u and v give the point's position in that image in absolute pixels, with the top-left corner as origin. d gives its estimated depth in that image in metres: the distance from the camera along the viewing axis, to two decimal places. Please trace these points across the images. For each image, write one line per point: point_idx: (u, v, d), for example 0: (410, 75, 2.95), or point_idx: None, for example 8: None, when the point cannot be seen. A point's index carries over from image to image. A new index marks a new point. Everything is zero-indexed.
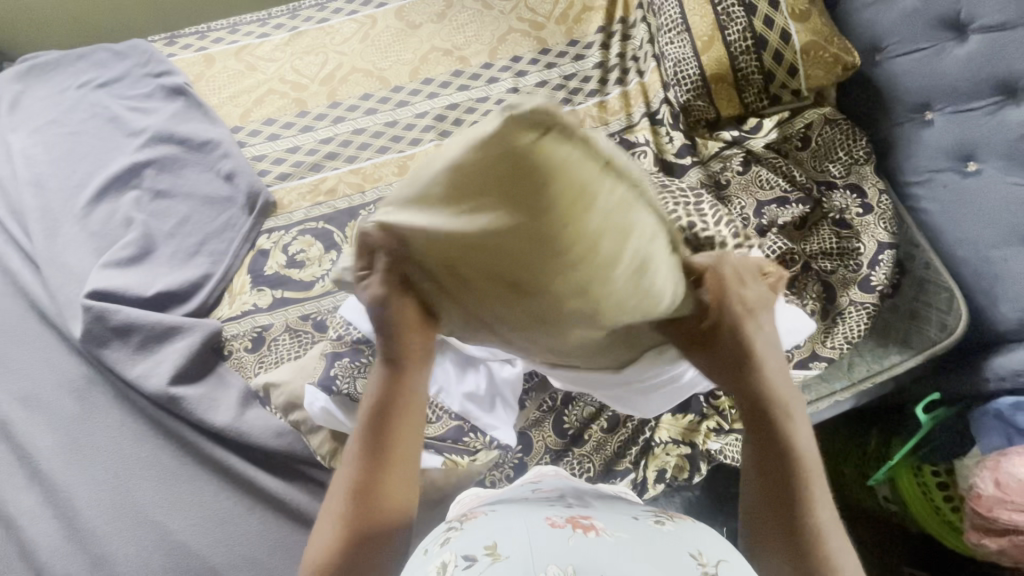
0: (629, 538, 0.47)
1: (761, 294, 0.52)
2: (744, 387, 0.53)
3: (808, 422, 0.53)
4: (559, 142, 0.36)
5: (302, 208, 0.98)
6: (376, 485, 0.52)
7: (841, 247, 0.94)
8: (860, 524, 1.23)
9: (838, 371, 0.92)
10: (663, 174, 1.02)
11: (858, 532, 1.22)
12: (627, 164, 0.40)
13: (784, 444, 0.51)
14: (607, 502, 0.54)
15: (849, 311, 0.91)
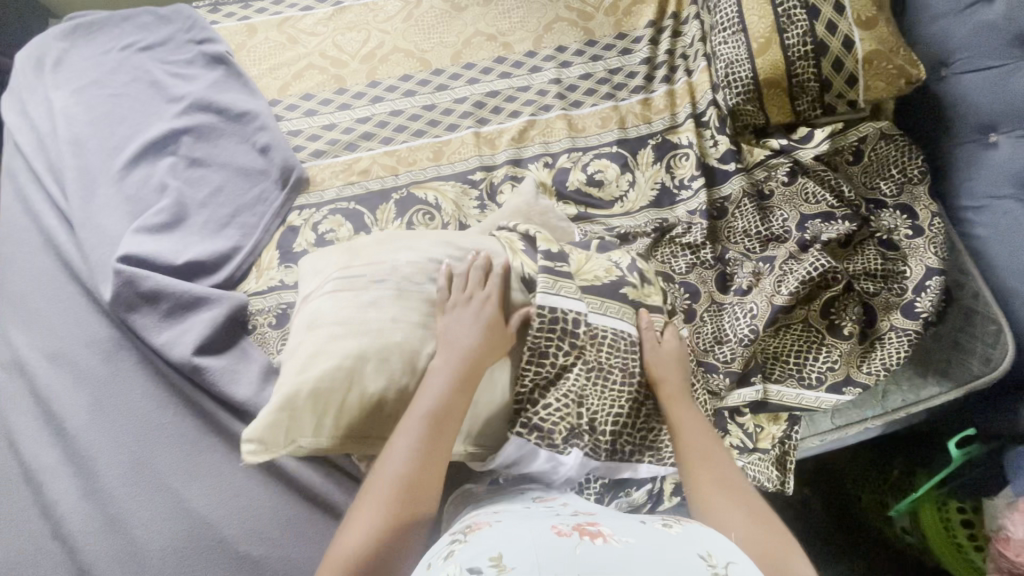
0: (638, 541, 0.50)
1: (676, 351, 0.76)
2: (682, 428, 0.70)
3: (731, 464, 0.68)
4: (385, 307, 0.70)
5: (334, 187, 0.97)
6: (438, 450, 0.62)
7: (886, 269, 0.90)
8: (873, 551, 1.20)
9: (871, 399, 0.89)
10: (704, 179, 0.99)
11: (870, 559, 1.19)
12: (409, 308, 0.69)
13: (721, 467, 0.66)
14: (607, 514, 0.57)
15: (889, 336, 0.87)
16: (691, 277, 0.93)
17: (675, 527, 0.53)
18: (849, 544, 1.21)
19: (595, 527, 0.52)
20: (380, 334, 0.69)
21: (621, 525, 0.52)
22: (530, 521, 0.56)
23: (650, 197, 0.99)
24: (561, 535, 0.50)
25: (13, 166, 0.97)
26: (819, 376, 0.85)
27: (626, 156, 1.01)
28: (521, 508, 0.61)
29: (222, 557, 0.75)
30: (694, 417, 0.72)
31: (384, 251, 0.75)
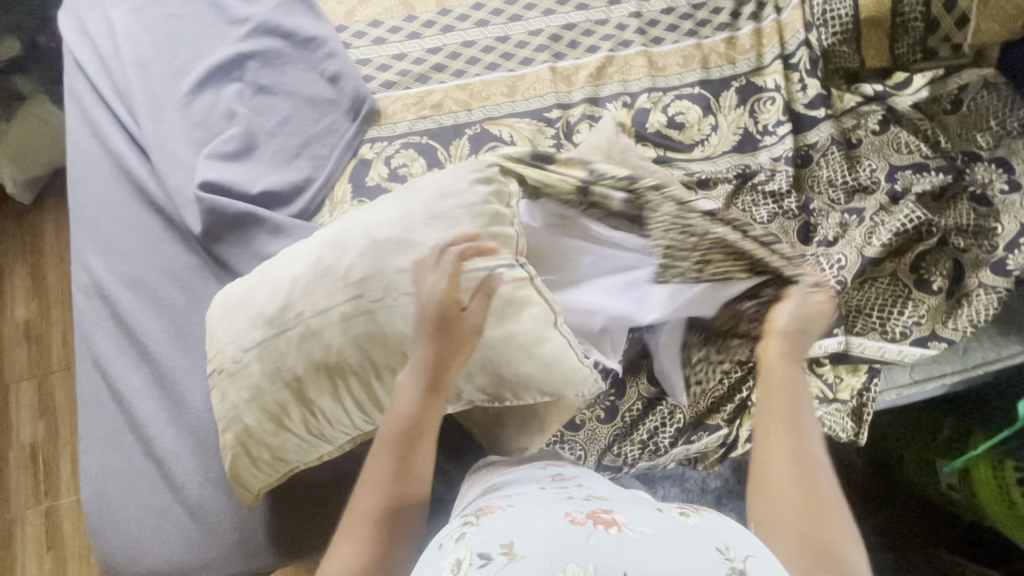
0: (655, 531, 0.46)
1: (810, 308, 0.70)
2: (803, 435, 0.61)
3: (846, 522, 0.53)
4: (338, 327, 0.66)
5: (406, 120, 0.94)
6: (409, 466, 0.58)
7: (977, 224, 0.87)
8: (912, 506, 1.23)
9: (953, 355, 0.88)
10: (791, 125, 0.95)
11: (908, 513, 1.23)
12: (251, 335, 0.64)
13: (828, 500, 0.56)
14: (623, 502, 0.54)
15: (977, 294, 0.85)
16: (773, 227, 0.91)
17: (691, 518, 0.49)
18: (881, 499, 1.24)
19: (610, 516, 0.49)
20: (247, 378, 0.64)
21: (635, 513, 0.48)
22: (547, 503, 0.53)
23: (732, 142, 0.95)
24: (573, 522, 0.47)
25: (76, 88, 0.94)
26: (903, 331, 0.84)
27: (708, 98, 0.96)
28: (537, 485, 0.58)
29: (316, 478, 0.78)
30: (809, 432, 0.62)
31: (226, 318, 0.66)
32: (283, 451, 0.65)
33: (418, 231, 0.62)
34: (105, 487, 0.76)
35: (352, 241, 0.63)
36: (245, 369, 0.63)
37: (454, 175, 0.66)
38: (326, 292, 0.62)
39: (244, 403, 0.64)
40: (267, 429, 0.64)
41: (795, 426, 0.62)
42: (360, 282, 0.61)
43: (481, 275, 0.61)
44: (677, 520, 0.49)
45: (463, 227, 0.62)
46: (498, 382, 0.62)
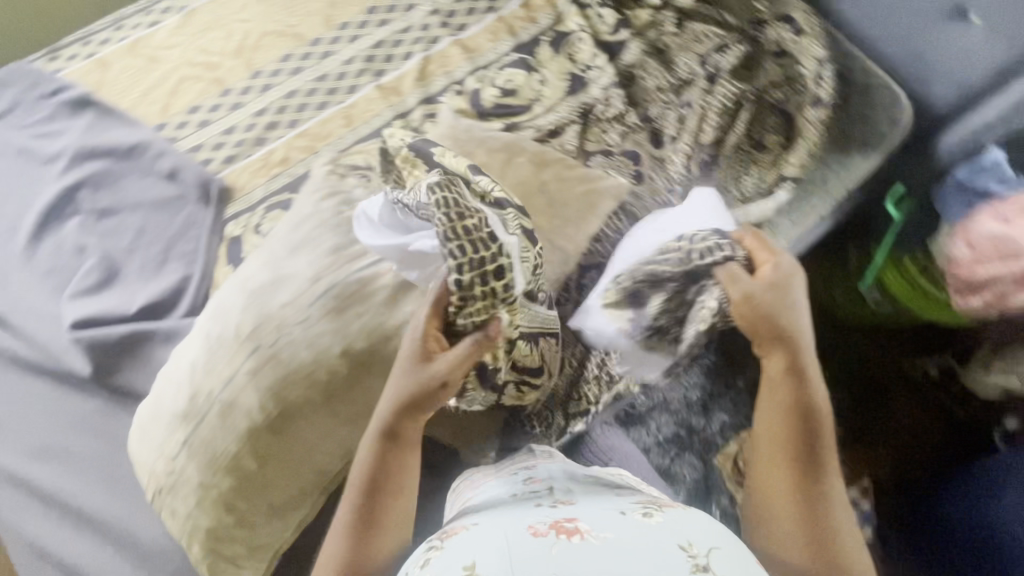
0: (617, 537, 0.48)
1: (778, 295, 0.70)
2: (790, 435, 0.68)
3: (851, 520, 0.63)
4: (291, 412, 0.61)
5: (259, 185, 0.93)
6: (381, 520, 0.56)
7: (787, 74, 0.98)
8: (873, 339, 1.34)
9: (817, 189, 0.96)
10: (606, 56, 1.03)
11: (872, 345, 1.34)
12: (173, 443, 0.61)
13: (823, 493, 0.64)
14: (589, 505, 0.55)
15: (808, 130, 0.95)
16: (628, 146, 0.98)
17: (656, 520, 0.51)
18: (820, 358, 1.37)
19: (571, 523, 0.50)
20: (188, 481, 0.61)
21: (595, 517, 0.50)
22: (511, 516, 0.54)
23: (564, 88, 1.01)
24: (534, 537, 0.48)
25: None
26: (756, 187, 0.94)
27: (527, 59, 1.03)
28: (503, 500, 0.59)
29: None
30: (798, 462, 0.66)
31: (148, 438, 0.64)
32: (255, 537, 0.62)
33: (288, 263, 0.59)
34: None
35: (229, 304, 0.61)
36: (182, 473, 0.61)
37: (305, 203, 0.66)
38: (224, 363, 0.59)
39: (195, 507, 0.61)
40: (226, 522, 0.62)
41: (809, 463, 0.66)
42: (247, 335, 0.58)
43: (361, 276, 0.59)
44: (645, 525, 0.50)
45: (328, 243, 0.60)
46: None
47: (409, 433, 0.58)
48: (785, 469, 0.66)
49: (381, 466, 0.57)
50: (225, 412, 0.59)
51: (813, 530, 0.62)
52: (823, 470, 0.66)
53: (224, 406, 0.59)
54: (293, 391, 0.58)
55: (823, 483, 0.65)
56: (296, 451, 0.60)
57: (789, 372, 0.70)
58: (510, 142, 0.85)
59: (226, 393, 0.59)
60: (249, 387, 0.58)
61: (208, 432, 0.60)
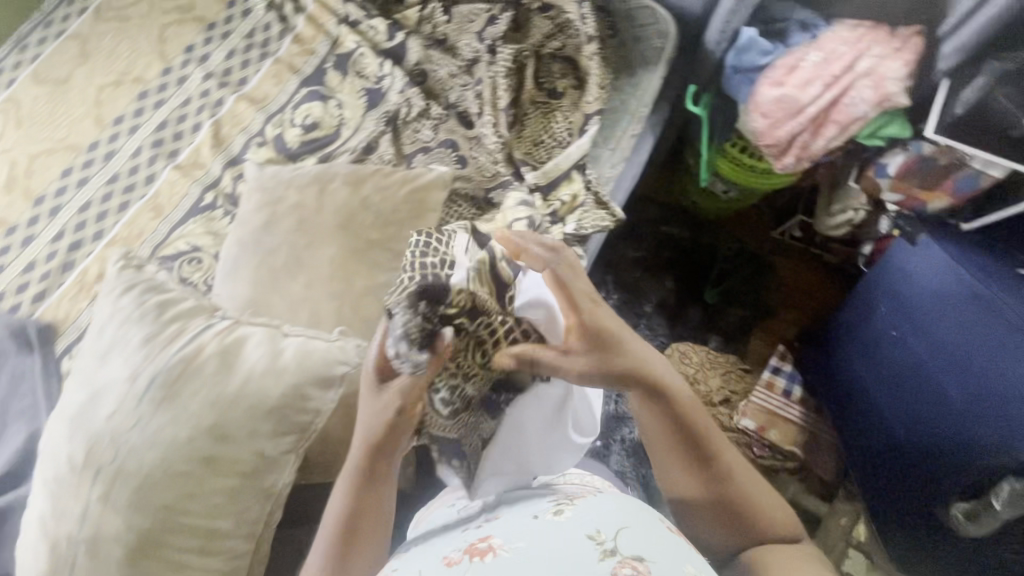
0: (527, 543, 0.57)
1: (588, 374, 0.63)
2: (671, 441, 0.70)
3: (745, 474, 0.70)
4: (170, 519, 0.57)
5: (83, 310, 0.87)
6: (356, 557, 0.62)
7: (556, 23, 1.04)
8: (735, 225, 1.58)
9: (621, 115, 1.04)
10: (392, 62, 1.05)
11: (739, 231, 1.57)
12: None
13: (720, 470, 0.69)
14: (508, 518, 0.64)
15: (591, 65, 1.01)
16: (442, 136, 1.01)
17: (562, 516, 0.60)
18: (699, 258, 1.55)
19: (487, 542, 0.59)
20: None
21: (507, 532, 0.59)
22: (436, 548, 0.62)
23: (363, 104, 1.03)
24: (452, 567, 0.57)
25: None
26: (568, 130, 0.98)
27: (319, 90, 1.03)
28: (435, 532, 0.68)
29: None
30: (688, 458, 0.70)
31: None
32: None
33: (106, 375, 0.58)
34: None
35: (61, 442, 0.57)
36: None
37: (107, 313, 0.63)
38: (73, 499, 0.55)
39: None
40: None
41: (696, 455, 0.69)
42: (86, 463, 0.55)
43: (182, 355, 0.57)
44: (554, 524, 0.59)
45: (137, 333, 0.59)
46: (284, 421, 0.58)
47: (381, 469, 0.63)
48: (682, 468, 0.70)
49: (360, 505, 0.63)
50: (92, 551, 0.54)
51: (713, 503, 0.69)
52: (714, 461, 0.69)
53: (90, 545, 0.55)
54: (155, 497, 0.55)
55: (715, 467, 0.69)
56: (185, 558, 0.56)
57: (653, 400, 0.68)
58: (320, 171, 0.85)
59: (88, 532, 0.54)
60: (108, 514, 0.54)
61: None
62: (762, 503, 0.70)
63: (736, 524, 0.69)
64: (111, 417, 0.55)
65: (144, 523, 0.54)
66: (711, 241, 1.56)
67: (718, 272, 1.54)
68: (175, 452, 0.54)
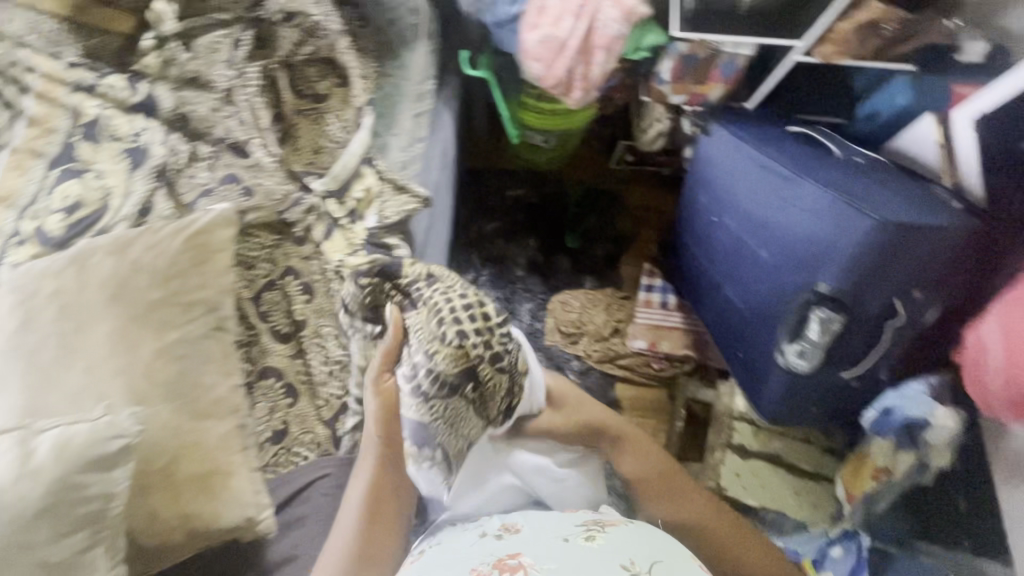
0: (554, 564, 0.66)
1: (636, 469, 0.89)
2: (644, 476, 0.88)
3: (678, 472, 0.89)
4: None
5: None
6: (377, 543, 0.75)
7: (304, 29, 1.00)
8: (574, 169, 1.65)
9: (400, 97, 1.04)
10: (144, 115, 0.97)
11: (579, 173, 1.65)
12: None
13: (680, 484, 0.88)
14: (531, 534, 0.74)
15: (348, 61, 1.01)
16: (221, 172, 0.96)
17: (597, 544, 0.69)
18: (553, 210, 1.59)
19: (516, 558, 0.68)
20: None
21: (538, 554, 0.68)
22: (463, 556, 0.72)
23: (124, 167, 0.93)
24: None
25: None
26: (343, 130, 0.98)
27: (72, 167, 0.94)
28: (451, 537, 0.78)
29: None
30: (649, 473, 0.88)
31: None
32: None
33: None
34: None
35: None
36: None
37: None
38: None
39: None
40: None
41: (651, 472, 0.88)
42: None
43: None
44: (588, 551, 0.68)
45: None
46: (58, 514, 0.60)
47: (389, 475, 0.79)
48: (630, 474, 0.89)
49: (381, 503, 0.77)
50: None
51: (654, 489, 0.87)
52: (662, 469, 0.89)
53: None
54: None
55: (655, 466, 0.89)
56: None
57: (586, 432, 0.89)
58: (80, 260, 0.76)
59: None
60: None
61: None
62: (689, 487, 0.88)
63: (671, 504, 0.86)
64: None
65: None
66: (560, 191, 1.61)
67: (575, 218, 1.59)
68: None
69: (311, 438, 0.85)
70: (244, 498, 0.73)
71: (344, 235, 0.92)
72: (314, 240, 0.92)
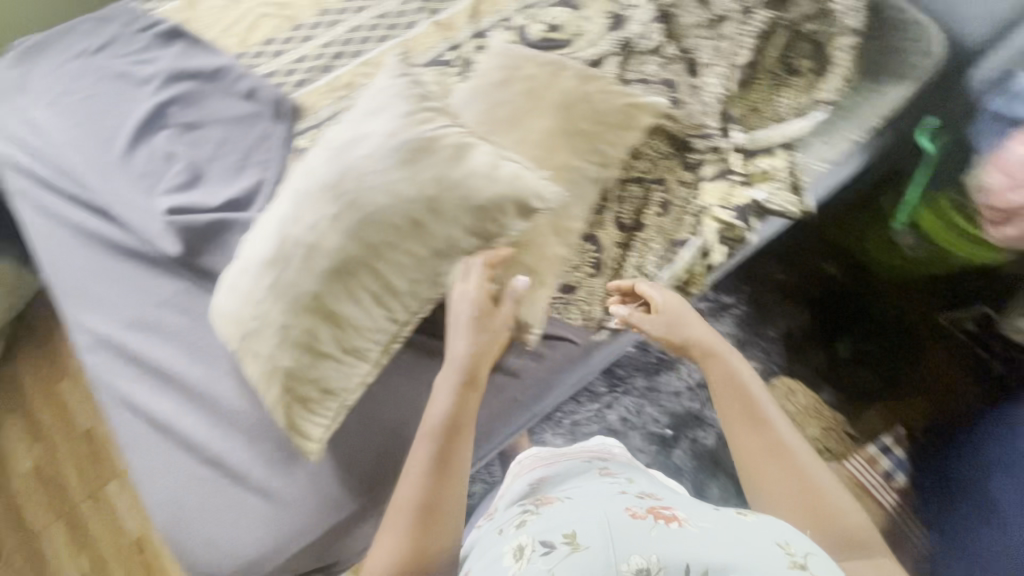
0: (709, 527, 0.60)
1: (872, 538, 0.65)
2: None
3: None
4: (382, 268, 0.68)
5: (327, 105, 1.03)
6: (443, 489, 0.64)
7: (819, 7, 1.01)
8: (898, 296, 1.41)
9: (847, 114, 1.03)
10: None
11: (899, 304, 1.40)
12: (287, 290, 0.68)
13: None
14: (675, 502, 0.67)
15: (838, 57, 1.01)
16: (666, 74, 1.03)
17: (750, 518, 0.62)
18: (844, 311, 1.45)
19: (668, 512, 0.63)
20: (293, 322, 0.69)
21: (693, 513, 0.62)
22: (602, 498, 0.66)
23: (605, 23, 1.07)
24: (636, 518, 0.60)
25: (22, 186, 1.02)
26: (792, 110, 0.99)
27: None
28: (593, 484, 0.73)
29: (376, 431, 0.81)
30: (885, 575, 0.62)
31: (241, 293, 0.71)
32: (328, 381, 0.71)
33: (367, 123, 0.68)
34: (182, 496, 0.81)
35: (317, 163, 0.69)
36: (275, 323, 0.69)
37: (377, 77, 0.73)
38: (307, 210, 0.67)
39: (277, 347, 0.70)
40: (306, 361, 0.70)
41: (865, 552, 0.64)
42: (330, 186, 0.66)
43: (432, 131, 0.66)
44: (745, 525, 0.60)
45: (402, 108, 0.68)
46: (480, 217, 0.67)
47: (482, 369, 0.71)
48: None
49: (460, 435, 0.67)
50: (319, 266, 0.67)
51: None
52: None
53: (340, 272, 0.67)
54: (370, 232, 0.66)
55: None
56: (370, 288, 0.68)
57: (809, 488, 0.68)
58: (565, 69, 0.90)
59: (304, 239, 0.67)
60: (352, 241, 0.66)
61: (328, 299, 0.68)
62: None
63: None
64: (359, 166, 0.66)
65: (382, 267, 0.68)
66: (868, 309, 1.43)
67: (864, 335, 1.42)
68: (396, 202, 0.65)
69: (585, 313, 0.90)
70: (536, 308, 0.81)
71: (727, 190, 0.94)
72: (700, 175, 0.96)
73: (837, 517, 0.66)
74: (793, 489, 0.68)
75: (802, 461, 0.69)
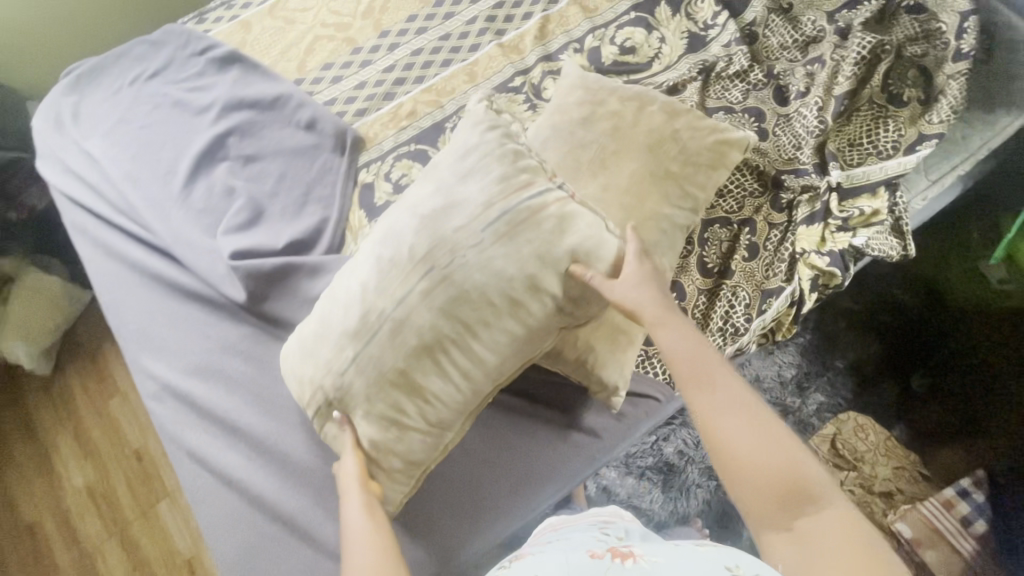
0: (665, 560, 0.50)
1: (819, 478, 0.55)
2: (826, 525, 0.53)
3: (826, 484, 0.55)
4: (473, 344, 0.65)
5: (389, 136, 0.98)
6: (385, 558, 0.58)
7: (925, 29, 0.93)
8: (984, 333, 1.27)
9: (952, 147, 0.94)
10: (728, 14, 1.01)
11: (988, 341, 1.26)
12: (371, 364, 0.66)
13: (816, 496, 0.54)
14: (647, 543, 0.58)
15: (950, 86, 0.90)
16: (751, 103, 0.96)
17: (704, 547, 0.52)
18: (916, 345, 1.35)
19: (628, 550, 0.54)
20: (376, 392, 0.66)
21: (650, 546, 0.53)
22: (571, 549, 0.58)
23: (683, 46, 1.00)
24: (593, 557, 0.53)
25: (79, 222, 0.99)
26: (893, 145, 0.90)
27: (646, 18, 1.02)
28: (573, 537, 0.64)
29: (454, 491, 0.78)
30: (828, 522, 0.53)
31: (319, 360, 0.70)
32: (411, 452, 0.68)
33: (460, 189, 0.66)
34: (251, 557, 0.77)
35: (406, 231, 0.67)
36: (355, 394, 0.66)
37: (468, 132, 0.71)
38: (397, 283, 0.65)
39: (357, 415, 0.67)
40: (390, 433, 0.67)
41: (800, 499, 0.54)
42: (424, 258, 0.65)
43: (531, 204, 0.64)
44: (696, 553, 0.51)
45: (496, 170, 0.66)
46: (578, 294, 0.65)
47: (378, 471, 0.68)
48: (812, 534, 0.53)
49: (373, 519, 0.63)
50: (407, 339, 0.65)
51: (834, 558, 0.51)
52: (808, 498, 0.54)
53: (427, 346, 0.65)
54: (462, 307, 0.64)
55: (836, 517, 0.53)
56: (455, 360, 0.65)
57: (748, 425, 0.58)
58: (648, 108, 0.84)
59: (391, 312, 0.65)
60: (443, 315, 0.64)
61: (415, 375, 0.65)
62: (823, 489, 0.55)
63: None
64: (455, 239, 0.64)
65: (473, 343, 0.65)
66: (944, 342, 1.31)
67: (945, 375, 1.30)
68: (495, 279, 0.63)
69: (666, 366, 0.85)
70: (624, 369, 0.76)
71: (822, 234, 0.88)
72: (790, 218, 0.89)
73: (793, 465, 0.56)
74: (731, 417, 0.58)
75: (753, 406, 0.59)
